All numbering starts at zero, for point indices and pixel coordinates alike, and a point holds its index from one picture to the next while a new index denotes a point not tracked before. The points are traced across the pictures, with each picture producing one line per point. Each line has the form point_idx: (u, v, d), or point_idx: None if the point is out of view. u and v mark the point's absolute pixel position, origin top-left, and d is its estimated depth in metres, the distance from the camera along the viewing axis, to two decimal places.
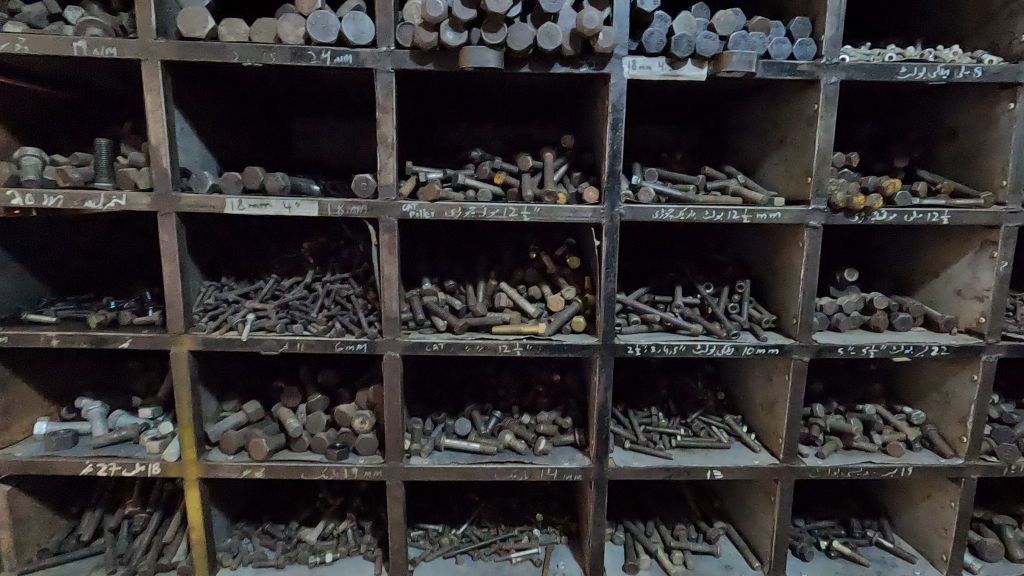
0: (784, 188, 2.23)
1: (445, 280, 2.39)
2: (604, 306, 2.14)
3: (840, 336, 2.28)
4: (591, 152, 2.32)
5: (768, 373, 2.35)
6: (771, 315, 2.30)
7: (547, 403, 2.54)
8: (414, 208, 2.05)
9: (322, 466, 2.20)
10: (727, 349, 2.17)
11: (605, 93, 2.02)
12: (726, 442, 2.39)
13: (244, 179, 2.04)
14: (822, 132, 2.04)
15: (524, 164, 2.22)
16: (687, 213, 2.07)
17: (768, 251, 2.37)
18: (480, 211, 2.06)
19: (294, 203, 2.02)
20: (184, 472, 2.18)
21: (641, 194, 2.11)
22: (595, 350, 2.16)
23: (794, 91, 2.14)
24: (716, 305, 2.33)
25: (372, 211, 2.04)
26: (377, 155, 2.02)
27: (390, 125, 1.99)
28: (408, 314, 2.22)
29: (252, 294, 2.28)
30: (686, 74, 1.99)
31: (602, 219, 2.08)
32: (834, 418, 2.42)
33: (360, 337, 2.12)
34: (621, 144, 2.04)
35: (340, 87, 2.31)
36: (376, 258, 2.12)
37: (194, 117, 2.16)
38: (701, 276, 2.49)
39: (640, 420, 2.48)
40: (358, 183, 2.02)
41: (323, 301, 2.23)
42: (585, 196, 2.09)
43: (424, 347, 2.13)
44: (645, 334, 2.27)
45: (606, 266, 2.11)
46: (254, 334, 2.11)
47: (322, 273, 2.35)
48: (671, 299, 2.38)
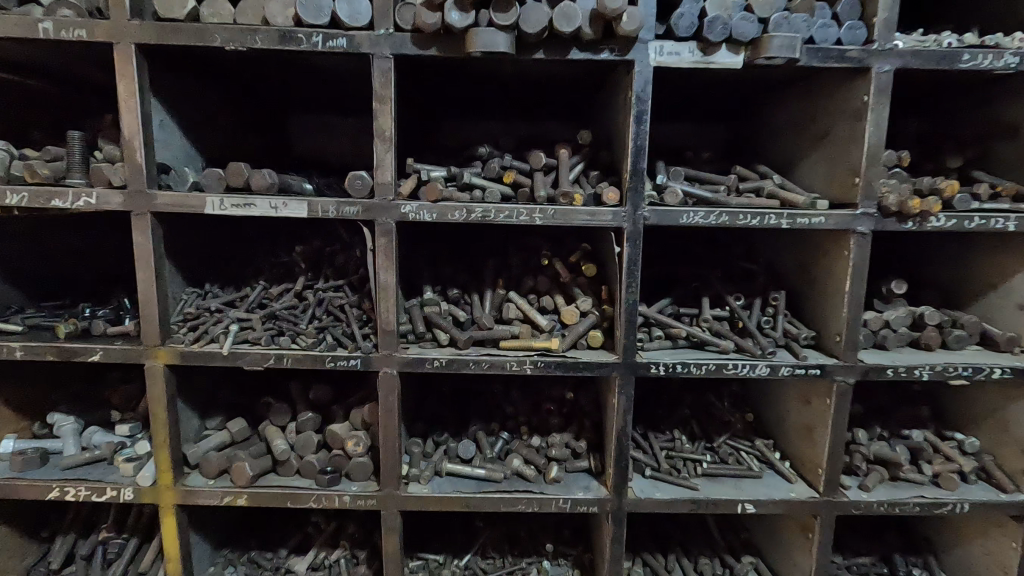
0: (826, 189, 2.00)
1: (449, 288, 2.18)
2: (624, 320, 1.92)
3: (887, 355, 2.04)
4: (610, 149, 2.10)
5: (805, 395, 2.12)
6: (809, 330, 2.07)
7: (559, 423, 2.33)
8: (415, 209, 1.84)
9: (311, 494, 2.00)
10: (762, 369, 1.95)
11: (628, 83, 1.81)
12: (757, 470, 2.16)
13: (227, 176, 1.84)
14: (873, 126, 1.81)
15: (537, 162, 2.01)
16: (719, 217, 1.85)
17: (806, 259, 2.14)
18: (488, 213, 1.85)
19: (281, 202, 1.82)
20: (159, 498, 1.98)
21: (667, 196, 1.89)
22: (613, 368, 1.94)
23: (836, 82, 1.92)
24: (747, 319, 2.11)
25: (368, 212, 1.83)
26: (373, 150, 1.82)
27: (388, 117, 1.79)
28: (407, 326, 2.01)
29: (237, 303, 2.09)
30: (720, 61, 1.77)
31: (623, 223, 1.86)
32: (879, 445, 2.17)
33: (354, 351, 1.91)
34: (645, 139, 1.82)
35: (337, 76, 2.11)
36: (371, 265, 1.91)
37: (175, 108, 1.97)
38: (730, 286, 2.26)
39: (661, 444, 2.25)
40: (352, 181, 1.81)
41: (314, 311, 2.03)
42: (604, 198, 1.88)
43: (424, 364, 1.92)
44: (669, 351, 2.04)
45: (628, 276, 1.89)
46: (238, 347, 1.91)
47: (315, 280, 2.15)
48: (697, 312, 2.15)
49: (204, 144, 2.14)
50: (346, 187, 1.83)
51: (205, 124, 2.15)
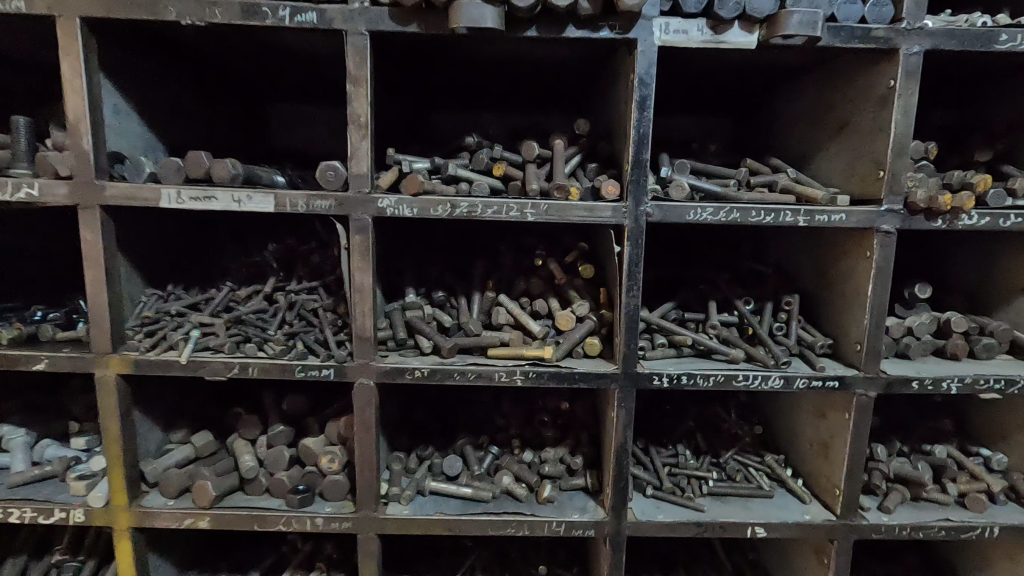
0: (847, 184, 1.83)
1: (434, 290, 2.01)
2: (625, 327, 1.74)
3: (911, 365, 1.87)
4: (610, 139, 1.93)
5: (821, 408, 1.95)
6: (825, 338, 1.90)
7: (554, 437, 2.15)
8: (393, 203, 1.66)
9: (281, 516, 1.82)
10: (775, 381, 1.77)
11: (630, 65, 1.64)
12: (768, 489, 1.99)
13: (186, 166, 1.66)
14: (900, 114, 1.64)
15: (529, 153, 1.83)
16: (730, 213, 1.68)
17: (824, 261, 1.97)
18: (474, 208, 1.67)
19: (245, 196, 1.64)
20: (113, 520, 1.81)
21: (673, 190, 1.72)
22: (613, 380, 1.77)
23: (866, 64, 1.74)
24: (758, 325, 1.94)
25: (342, 206, 1.66)
26: (347, 138, 1.64)
27: (363, 101, 1.61)
28: (387, 332, 1.84)
29: (202, 306, 1.91)
30: (732, 41, 1.60)
31: (624, 220, 1.68)
32: (899, 462, 2.01)
33: (327, 360, 1.73)
34: (648, 127, 1.64)
35: (313, 58, 1.93)
36: (346, 265, 1.73)
37: (131, 92, 1.79)
38: (739, 289, 2.09)
39: (664, 460, 2.08)
40: (324, 172, 1.64)
41: (285, 315, 1.85)
42: (603, 191, 1.70)
43: (404, 374, 1.74)
44: (673, 360, 1.87)
45: (629, 278, 1.71)
46: (199, 355, 1.74)
47: (287, 282, 1.97)
48: (703, 317, 1.98)
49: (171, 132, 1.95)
50: (317, 177, 1.65)
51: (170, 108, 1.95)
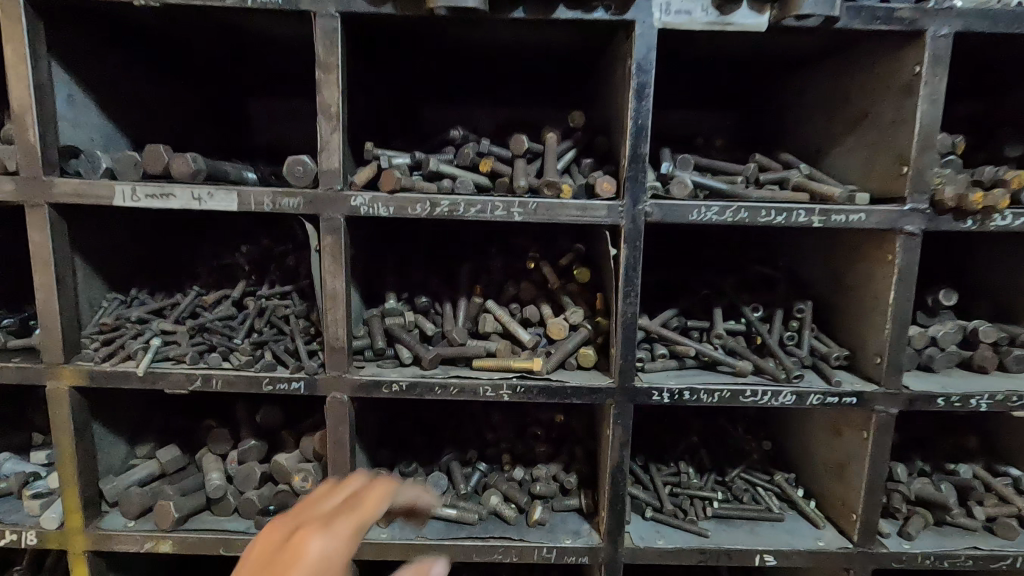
0: (866, 181, 1.68)
1: (417, 295, 1.87)
2: (621, 338, 1.59)
3: (936, 379, 1.71)
4: (607, 132, 1.79)
5: (836, 425, 1.79)
6: (841, 349, 1.75)
7: (547, 452, 2.01)
8: (368, 202, 1.52)
9: (248, 540, 1.69)
10: (787, 396, 1.62)
11: (628, 50, 1.49)
12: (778, 512, 1.84)
13: (143, 161, 1.53)
14: (927, 103, 1.48)
15: (518, 147, 1.68)
16: (737, 213, 1.53)
17: (840, 265, 1.82)
18: (456, 206, 1.53)
19: (206, 192, 1.50)
20: (68, 543, 1.68)
21: (673, 187, 1.56)
22: (608, 395, 1.61)
23: (887, 48, 1.58)
24: (767, 335, 1.79)
25: (311, 205, 1.51)
26: (317, 129, 1.49)
27: (334, 90, 1.47)
28: (363, 341, 1.70)
29: (167, 311, 1.78)
30: (739, 22, 1.45)
31: (620, 220, 1.53)
32: (921, 483, 1.85)
33: (297, 371, 1.60)
34: (648, 117, 1.49)
35: (288, 46, 1.80)
36: (317, 269, 1.59)
37: (87, 81, 1.66)
38: (746, 294, 1.94)
39: (664, 479, 1.93)
40: (292, 167, 1.50)
41: (255, 322, 1.72)
42: (597, 188, 1.55)
43: (381, 388, 1.60)
44: (674, 373, 1.72)
45: (625, 285, 1.56)
46: (158, 366, 1.60)
47: (259, 286, 1.83)
48: (708, 326, 1.83)
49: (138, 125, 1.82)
50: (285, 173, 1.51)
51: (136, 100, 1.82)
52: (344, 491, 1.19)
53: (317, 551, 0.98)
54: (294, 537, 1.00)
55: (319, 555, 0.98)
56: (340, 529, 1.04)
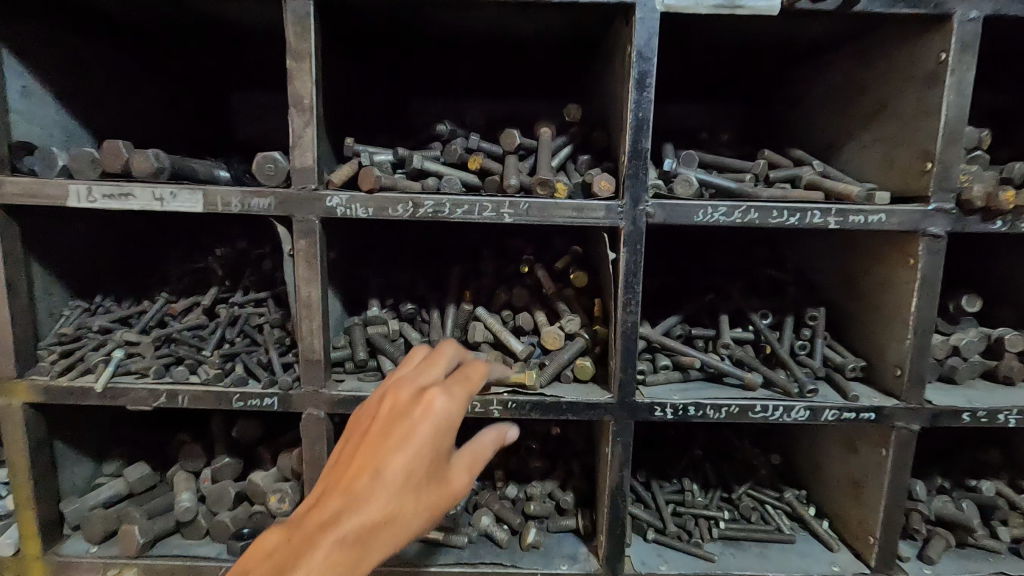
0: (885, 179, 1.55)
1: (402, 302, 1.75)
2: (621, 349, 1.47)
3: (959, 391, 1.59)
4: (605, 127, 1.67)
5: (852, 441, 1.67)
6: (857, 359, 1.63)
7: (542, 468, 1.89)
8: (345, 202, 1.39)
9: (219, 566, 1.56)
10: (800, 412, 1.49)
11: (628, 35, 1.36)
12: (789, 534, 1.72)
13: (102, 159, 1.39)
14: (953, 93, 1.36)
15: (510, 142, 1.55)
16: (746, 213, 1.41)
17: (856, 268, 1.69)
18: (441, 207, 1.40)
19: (168, 192, 1.38)
20: (25, 570, 1.56)
21: (678, 185, 1.43)
22: (607, 410, 1.49)
23: (910, 34, 1.46)
24: (777, 344, 1.67)
25: (283, 205, 1.39)
26: (289, 123, 1.37)
27: (307, 79, 1.35)
28: (343, 353, 1.58)
29: (133, 320, 1.66)
30: (749, 6, 1.34)
31: (619, 222, 1.41)
32: (942, 501, 1.73)
33: (270, 386, 1.47)
34: (649, 109, 1.37)
35: (264, 34, 1.68)
36: (291, 274, 1.47)
37: (43, 72, 1.53)
38: (754, 300, 1.82)
39: (667, 497, 1.81)
40: (261, 164, 1.37)
41: (226, 332, 1.60)
42: (594, 187, 1.43)
43: (361, 404, 1.48)
44: (678, 386, 1.59)
45: (625, 292, 1.44)
46: (120, 380, 1.48)
47: (233, 292, 1.71)
48: (713, 334, 1.71)
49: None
50: (254, 170, 1.38)
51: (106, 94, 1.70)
52: (443, 359, 1.26)
53: (439, 410, 1.12)
54: (419, 397, 1.14)
55: (439, 414, 1.12)
56: (454, 392, 1.17)
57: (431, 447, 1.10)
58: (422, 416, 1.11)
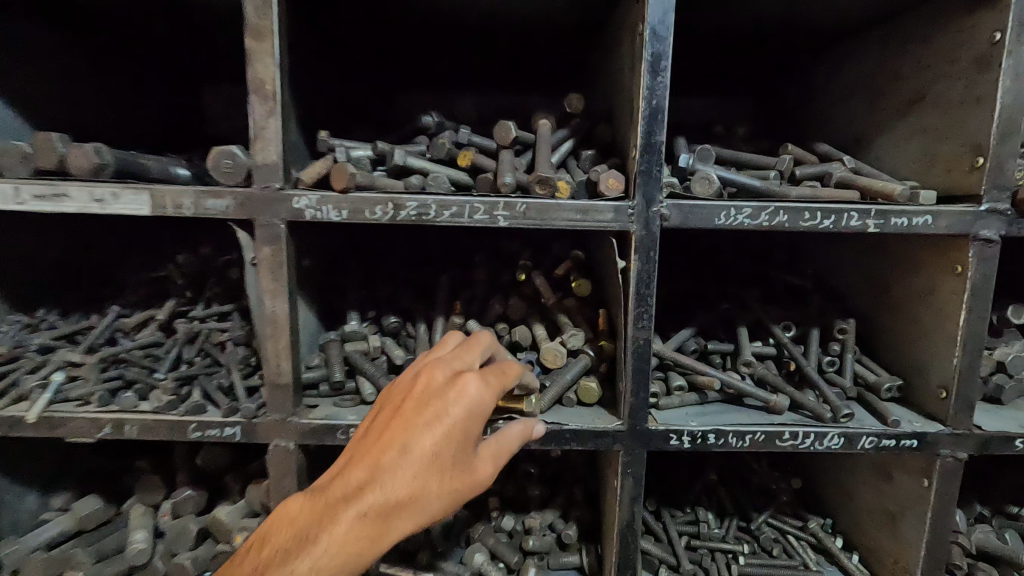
0: (926, 175, 1.38)
1: (385, 315, 1.57)
2: (631, 370, 1.29)
3: (1008, 413, 1.42)
4: (610, 119, 1.49)
5: (887, 468, 1.50)
6: (892, 377, 1.46)
7: (541, 496, 1.71)
8: (315, 204, 1.21)
9: None
10: (834, 439, 1.32)
11: (640, 11, 1.19)
12: (816, 571, 1.55)
13: (33, 154, 1.21)
14: (1010, 78, 1.20)
15: (504, 136, 1.37)
16: (774, 215, 1.23)
17: (890, 276, 1.52)
18: (427, 208, 1.22)
19: (108, 193, 1.20)
20: None
21: (696, 183, 1.25)
22: (615, 439, 1.31)
23: (956, 12, 1.29)
24: (802, 360, 1.50)
25: (243, 207, 1.20)
26: (249, 112, 1.19)
27: (271, 61, 1.16)
28: (317, 374, 1.39)
29: (80, 337, 1.47)
30: None
31: (630, 225, 1.23)
32: (983, 533, 1.56)
33: (231, 415, 1.29)
34: (665, 96, 1.19)
35: (229, 15, 1.50)
36: (254, 286, 1.28)
37: None
38: (775, 310, 1.65)
39: (680, 528, 1.63)
40: (215, 159, 1.19)
41: (184, 351, 1.41)
42: (601, 186, 1.25)
43: (335, 434, 1.29)
44: (694, 409, 1.42)
45: (637, 305, 1.26)
46: (58, 409, 1.28)
47: (195, 305, 1.53)
48: (732, 349, 1.54)
49: (52, 113, 1.50)
50: (209, 166, 1.19)
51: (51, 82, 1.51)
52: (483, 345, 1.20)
53: (471, 394, 1.08)
54: (452, 379, 1.09)
55: (470, 397, 1.07)
56: (490, 375, 1.12)
57: (460, 431, 1.06)
58: (455, 399, 1.06)
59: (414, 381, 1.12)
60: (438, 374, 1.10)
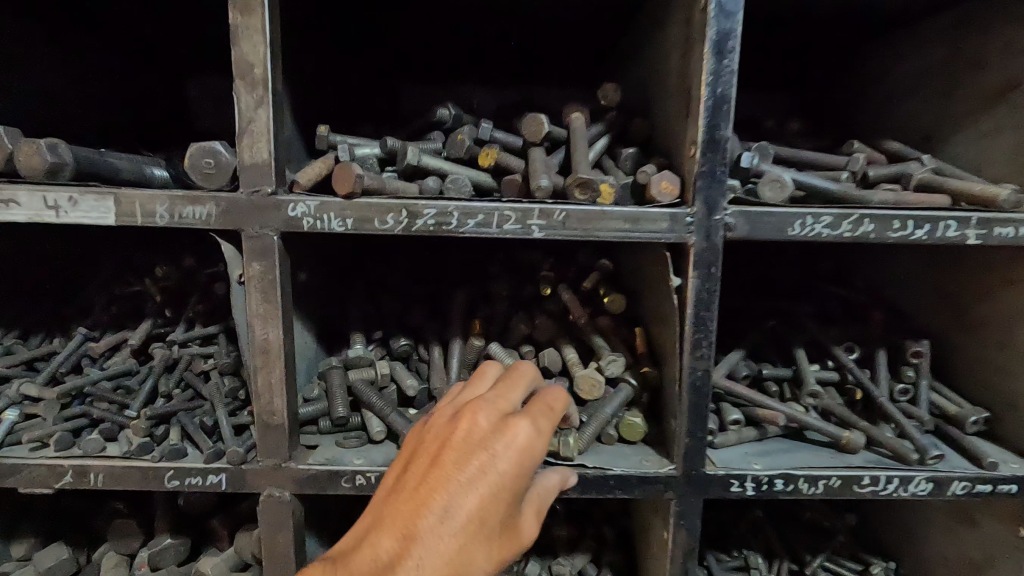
0: (1022, 177, 1.19)
1: (394, 336, 1.37)
2: (686, 406, 1.10)
3: None
4: (652, 112, 1.30)
5: (969, 511, 1.31)
6: (977, 408, 1.27)
7: (569, 538, 1.52)
8: (314, 212, 1.01)
9: None
10: (920, 485, 1.13)
11: None
12: None
13: None
14: None
15: (535, 131, 1.18)
16: (858, 224, 1.04)
17: (969, 291, 1.34)
18: (447, 216, 1.02)
19: (64, 199, 1.00)
20: None
21: (765, 187, 1.06)
22: (667, 486, 1.12)
23: None
24: (872, 388, 1.31)
25: (227, 216, 1.01)
26: (234, 101, 0.99)
27: (260, 41, 0.97)
28: (316, 409, 1.19)
29: (41, 365, 1.27)
30: None
31: (688, 236, 1.04)
32: None
33: (215, 460, 1.09)
34: (732, 83, 0.99)
35: None
36: (241, 309, 1.08)
37: None
38: (833, 329, 1.46)
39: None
40: (193, 158, 0.99)
41: (160, 383, 1.22)
42: (652, 190, 1.06)
43: (338, 483, 1.10)
44: (753, 446, 1.23)
45: (694, 331, 1.07)
46: (9, 454, 1.08)
47: (175, 327, 1.33)
48: (790, 374, 1.35)
49: (10, 106, 1.30)
50: (186, 167, 1.00)
51: (9, 70, 1.30)
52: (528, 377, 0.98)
53: (524, 442, 0.87)
54: (501, 425, 0.88)
55: (523, 444, 0.87)
56: (541, 417, 0.91)
57: (512, 490, 0.86)
58: (506, 450, 0.85)
59: (451, 425, 0.90)
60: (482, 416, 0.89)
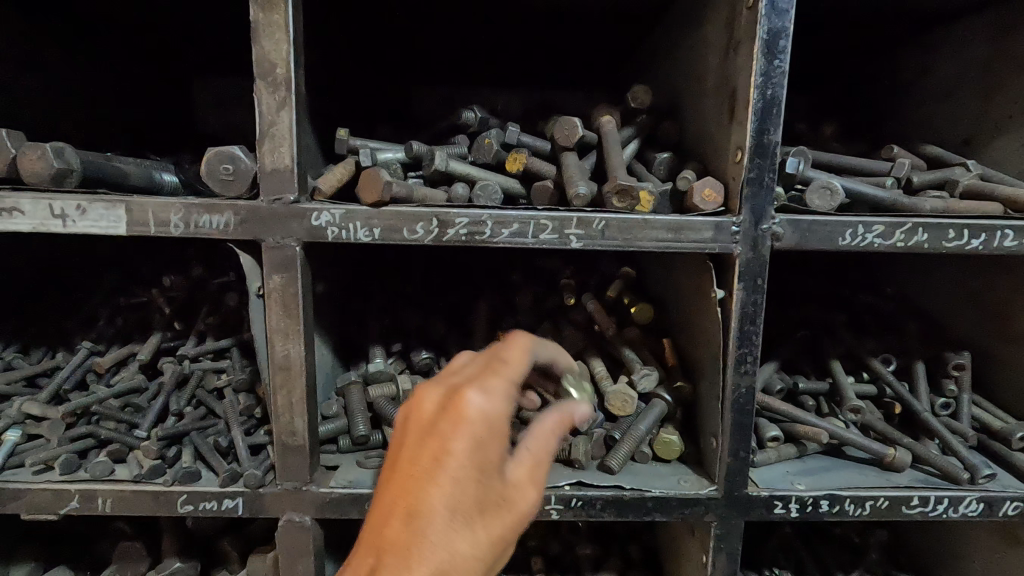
0: None
1: (415, 348, 1.32)
2: (729, 424, 1.05)
3: None
4: (685, 115, 1.25)
5: (1012, 529, 1.26)
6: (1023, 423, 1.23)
7: (593, 556, 1.47)
8: (339, 221, 0.95)
9: None
10: (971, 505, 1.08)
11: None
12: None
13: None
14: None
15: (568, 135, 1.13)
16: (911, 233, 0.99)
17: (1009, 300, 1.30)
18: (479, 226, 0.96)
19: (70, 206, 0.93)
20: None
21: (814, 195, 1.01)
22: (708, 507, 1.07)
23: None
24: (913, 403, 1.26)
25: (247, 225, 0.95)
26: (255, 103, 0.93)
27: (284, 39, 0.91)
28: (336, 427, 1.13)
29: (43, 381, 1.20)
30: None
31: (734, 245, 0.99)
32: None
33: (231, 483, 1.03)
34: (783, 83, 0.94)
35: None
36: (259, 323, 1.02)
37: None
38: (869, 340, 1.42)
39: None
40: (210, 163, 0.93)
41: (171, 400, 1.15)
42: (695, 197, 1.00)
43: (361, 507, 1.03)
44: (793, 465, 1.17)
45: (739, 345, 1.02)
46: (11, 476, 1.02)
47: (184, 340, 1.27)
48: (827, 388, 1.30)
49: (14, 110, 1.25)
50: (203, 173, 0.94)
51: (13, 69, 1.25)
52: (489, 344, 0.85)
53: (476, 413, 0.71)
54: (448, 400, 0.73)
55: (479, 417, 0.71)
56: (499, 374, 0.76)
57: (480, 467, 0.70)
58: (455, 428, 0.70)
59: (402, 422, 0.76)
60: (429, 397, 0.75)
